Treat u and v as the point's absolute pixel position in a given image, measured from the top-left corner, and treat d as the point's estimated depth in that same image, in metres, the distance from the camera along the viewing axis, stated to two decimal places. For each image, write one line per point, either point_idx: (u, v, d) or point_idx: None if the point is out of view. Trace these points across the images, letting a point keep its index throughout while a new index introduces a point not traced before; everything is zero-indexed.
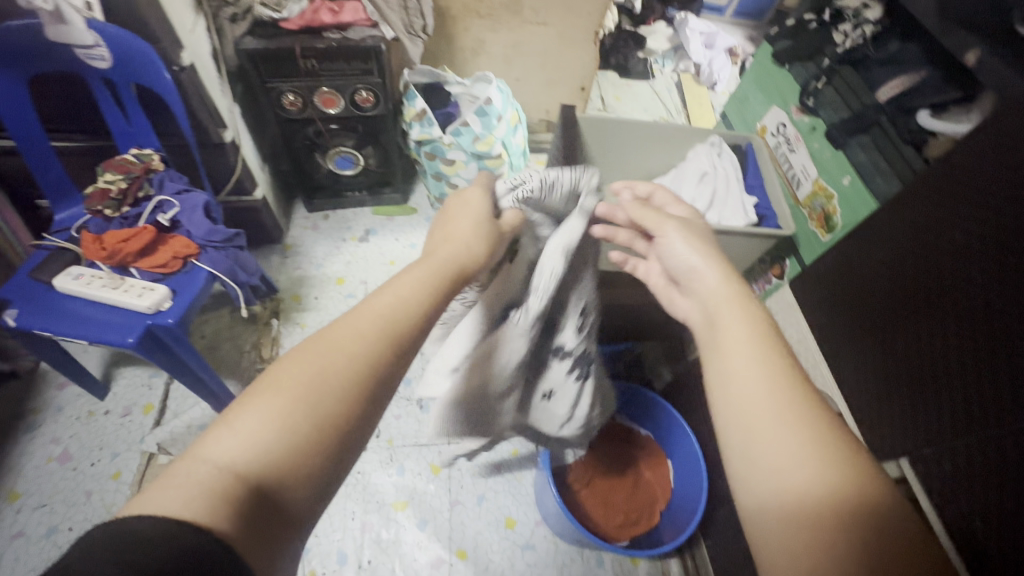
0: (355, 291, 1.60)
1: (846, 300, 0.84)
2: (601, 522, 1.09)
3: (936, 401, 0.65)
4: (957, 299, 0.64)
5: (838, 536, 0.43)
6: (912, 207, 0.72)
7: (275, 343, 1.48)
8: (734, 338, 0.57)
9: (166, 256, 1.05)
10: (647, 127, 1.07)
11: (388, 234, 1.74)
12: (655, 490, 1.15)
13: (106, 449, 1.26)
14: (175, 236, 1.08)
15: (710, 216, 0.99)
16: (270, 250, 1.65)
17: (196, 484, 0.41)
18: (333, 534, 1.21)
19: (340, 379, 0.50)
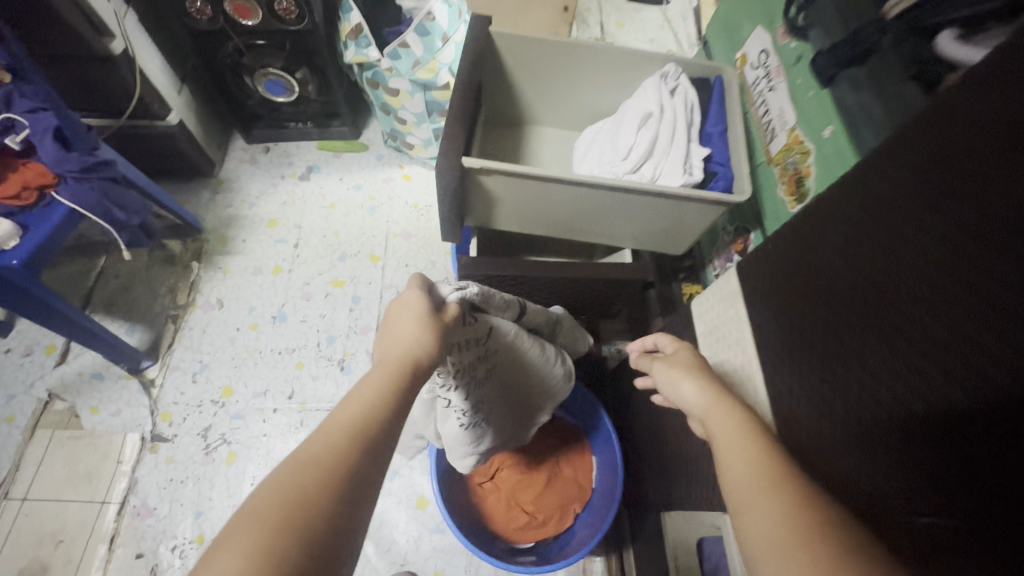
0: (287, 235, 1.45)
1: (784, 301, 0.56)
2: (502, 523, 0.98)
3: (879, 468, 0.40)
4: (927, 341, 0.36)
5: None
6: (872, 160, 0.42)
7: (193, 288, 1.36)
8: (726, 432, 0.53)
9: (13, 187, 0.90)
10: (585, 52, 0.83)
11: (332, 173, 1.56)
12: (571, 490, 1.02)
13: (3, 390, 1.19)
14: (29, 165, 0.93)
15: (646, 171, 0.77)
16: (201, 185, 1.50)
17: None
18: (229, 499, 1.14)
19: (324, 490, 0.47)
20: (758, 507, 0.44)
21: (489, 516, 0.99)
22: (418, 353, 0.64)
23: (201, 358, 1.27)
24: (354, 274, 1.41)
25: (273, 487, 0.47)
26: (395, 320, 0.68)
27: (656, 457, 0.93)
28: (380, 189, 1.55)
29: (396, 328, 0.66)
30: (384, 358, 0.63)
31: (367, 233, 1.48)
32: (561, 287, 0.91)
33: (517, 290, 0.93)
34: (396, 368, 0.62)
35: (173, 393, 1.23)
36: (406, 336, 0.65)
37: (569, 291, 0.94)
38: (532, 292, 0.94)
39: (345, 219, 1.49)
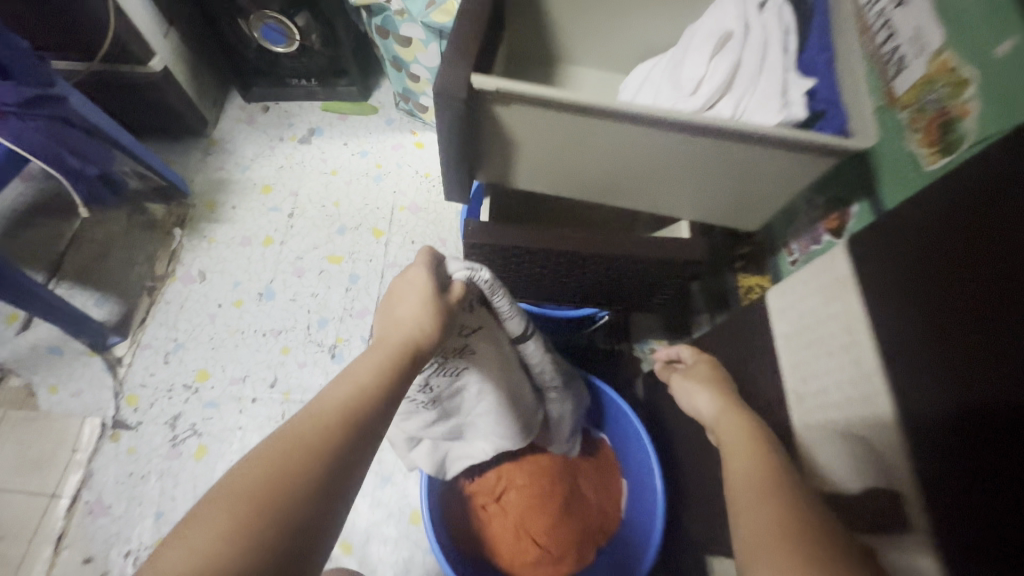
0: (282, 203, 1.29)
1: (933, 295, 0.41)
2: (508, 557, 0.82)
3: None
4: None
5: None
6: None
7: (174, 257, 1.21)
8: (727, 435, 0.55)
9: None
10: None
11: (336, 137, 1.39)
12: (599, 512, 0.84)
13: None
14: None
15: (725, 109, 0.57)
16: (191, 145, 1.35)
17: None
18: (196, 499, 0.99)
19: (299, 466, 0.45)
20: (753, 512, 0.45)
21: (502, 552, 0.82)
22: (417, 338, 0.57)
23: (176, 336, 1.12)
24: (353, 249, 1.24)
25: (255, 464, 0.45)
26: (394, 299, 0.60)
27: (705, 489, 0.73)
28: (387, 155, 1.38)
29: (396, 308, 0.59)
30: (381, 337, 0.57)
31: (370, 205, 1.30)
32: (596, 269, 0.71)
33: (539, 271, 0.73)
34: (395, 348, 0.55)
35: (141, 375, 1.08)
36: (405, 320, 0.57)
37: (605, 275, 0.74)
38: (557, 273, 0.74)
39: (347, 188, 1.32)
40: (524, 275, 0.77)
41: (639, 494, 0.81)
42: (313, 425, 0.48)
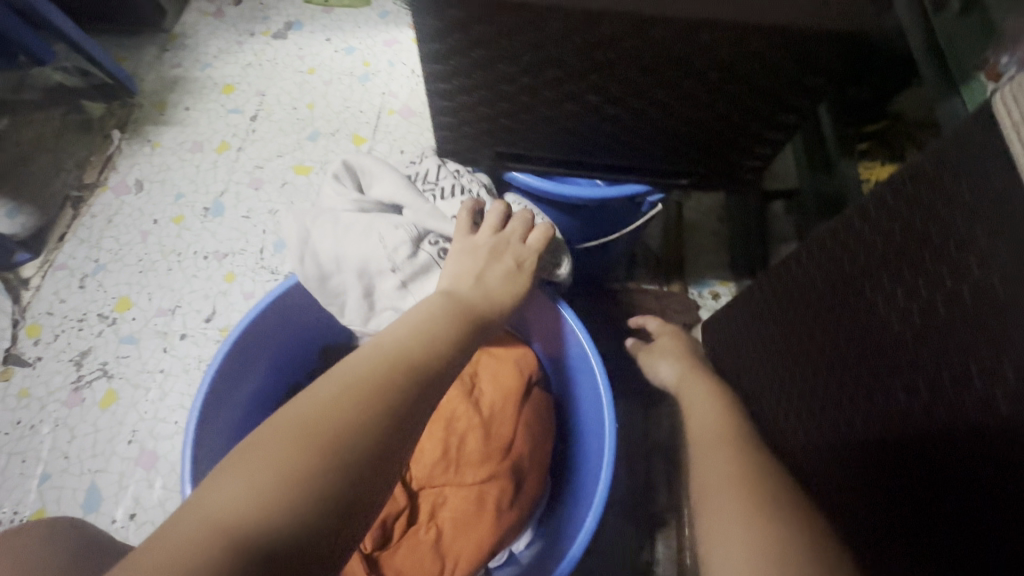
0: (245, 105, 1.04)
1: None
2: (410, 536, 0.50)
3: None
4: None
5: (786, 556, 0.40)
6: None
7: (108, 164, 0.97)
8: (706, 413, 0.57)
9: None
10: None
11: (317, 31, 1.13)
12: (509, 397, 0.57)
13: None
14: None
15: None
16: (148, 40, 1.12)
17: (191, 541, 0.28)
18: (93, 460, 0.74)
19: (364, 401, 0.37)
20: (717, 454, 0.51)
21: (472, 568, 0.49)
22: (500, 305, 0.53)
23: (97, 257, 0.89)
24: (326, 158, 0.98)
25: (331, 395, 0.37)
26: (467, 252, 0.56)
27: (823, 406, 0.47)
28: (378, 51, 1.10)
29: (481, 271, 0.54)
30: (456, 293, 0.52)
31: (352, 107, 1.03)
32: (687, 67, 0.42)
33: (576, 72, 0.44)
34: (471, 306, 0.51)
35: (48, 301, 0.85)
36: (488, 288, 0.53)
37: (695, 93, 0.45)
38: (608, 84, 0.44)
39: (326, 87, 1.06)
40: (531, 107, 0.48)
41: (587, 381, 0.57)
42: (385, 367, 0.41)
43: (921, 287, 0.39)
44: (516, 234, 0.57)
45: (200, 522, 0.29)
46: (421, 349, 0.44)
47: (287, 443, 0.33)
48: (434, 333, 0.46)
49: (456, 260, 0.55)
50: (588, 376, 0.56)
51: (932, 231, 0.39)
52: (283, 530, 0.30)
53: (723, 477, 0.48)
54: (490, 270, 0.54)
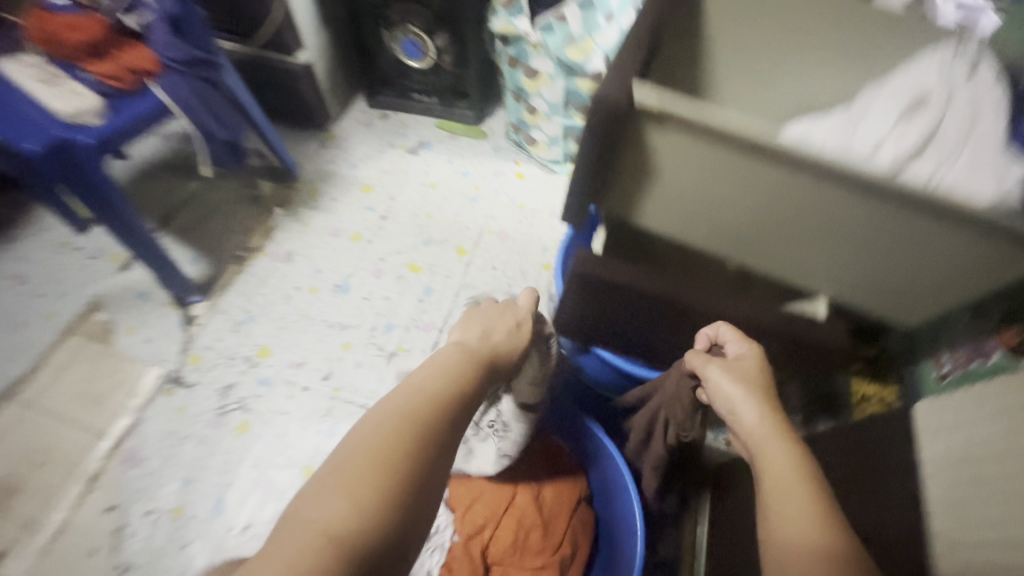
0: (377, 204, 1.32)
1: None
2: None
3: None
4: None
5: None
6: None
7: (269, 234, 1.25)
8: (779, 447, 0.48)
9: (76, 40, 0.81)
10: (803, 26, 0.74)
11: (443, 153, 1.42)
12: (558, 504, 0.77)
13: (58, 286, 1.14)
14: (97, 20, 0.83)
15: (929, 158, 0.52)
16: (310, 136, 1.42)
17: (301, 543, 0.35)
18: (225, 474, 0.96)
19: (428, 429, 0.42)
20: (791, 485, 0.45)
21: None
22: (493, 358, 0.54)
23: (250, 309, 1.14)
24: (434, 262, 1.23)
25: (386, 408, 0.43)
26: (478, 325, 0.58)
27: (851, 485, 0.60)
28: (487, 180, 1.38)
29: (490, 332, 0.57)
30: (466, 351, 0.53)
31: (461, 223, 1.29)
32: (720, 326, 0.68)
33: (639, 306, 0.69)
34: (469, 360, 0.52)
35: (210, 338, 1.10)
36: (495, 345, 0.56)
37: None
38: (660, 316, 0.70)
39: (442, 203, 1.33)
40: (608, 312, 0.73)
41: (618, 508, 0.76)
42: (431, 390, 0.46)
43: (864, 504, 0.57)
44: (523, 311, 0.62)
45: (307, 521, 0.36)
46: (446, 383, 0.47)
47: (364, 481, 0.38)
48: (459, 374, 0.49)
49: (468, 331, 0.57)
50: (617, 500, 0.77)
51: (863, 452, 0.61)
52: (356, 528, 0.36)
53: (802, 511, 0.43)
54: (494, 335, 0.57)
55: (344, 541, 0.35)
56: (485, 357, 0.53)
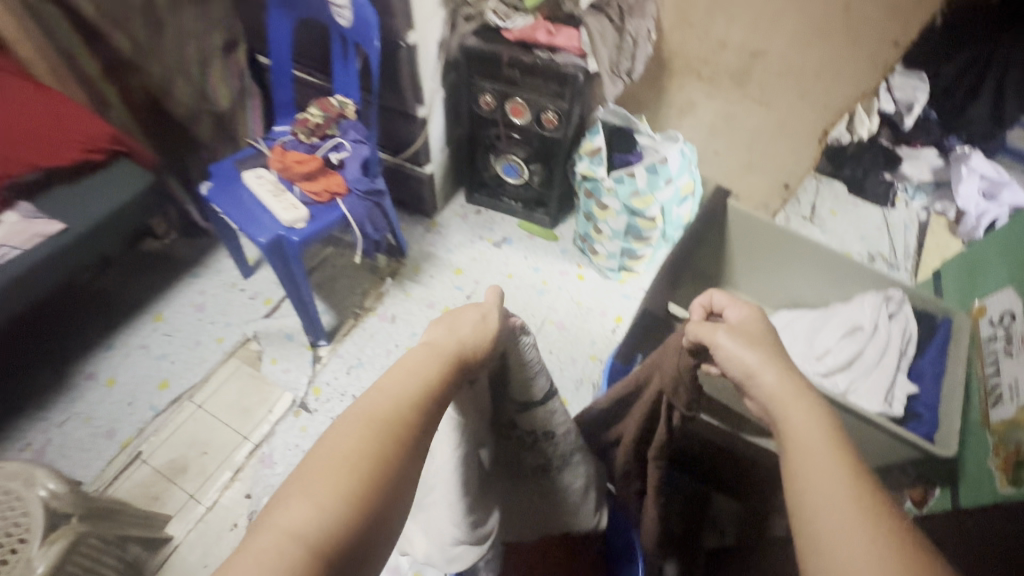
0: (465, 285, 1.66)
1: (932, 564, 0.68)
2: None
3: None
4: None
5: None
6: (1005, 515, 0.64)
7: (380, 298, 1.60)
8: (811, 429, 0.52)
9: (299, 170, 1.21)
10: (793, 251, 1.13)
11: (521, 249, 1.76)
12: None
13: (226, 317, 1.52)
14: (314, 156, 1.23)
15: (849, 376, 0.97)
16: (418, 221, 1.79)
17: (273, 551, 0.39)
18: None
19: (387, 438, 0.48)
20: (822, 469, 0.48)
21: None
22: (465, 357, 0.59)
23: (361, 357, 1.48)
24: None
25: (354, 421, 0.48)
26: (451, 328, 0.62)
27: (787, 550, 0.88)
28: (554, 277, 1.70)
29: (457, 328, 0.62)
30: (437, 350, 0.58)
31: (529, 311, 1.61)
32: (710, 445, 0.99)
33: None
34: (440, 360, 0.57)
35: (331, 375, 1.43)
36: (464, 339, 0.61)
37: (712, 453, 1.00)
38: None
39: (515, 291, 1.65)
40: None
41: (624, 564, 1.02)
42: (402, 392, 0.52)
43: None
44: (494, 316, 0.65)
45: (279, 529, 0.41)
46: (416, 388, 0.53)
47: (332, 495, 0.43)
48: (428, 376, 0.54)
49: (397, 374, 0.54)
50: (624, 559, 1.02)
51: None
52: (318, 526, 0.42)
53: (836, 494, 0.46)
54: (468, 334, 0.62)
55: (310, 540, 0.41)
56: (454, 355, 0.58)
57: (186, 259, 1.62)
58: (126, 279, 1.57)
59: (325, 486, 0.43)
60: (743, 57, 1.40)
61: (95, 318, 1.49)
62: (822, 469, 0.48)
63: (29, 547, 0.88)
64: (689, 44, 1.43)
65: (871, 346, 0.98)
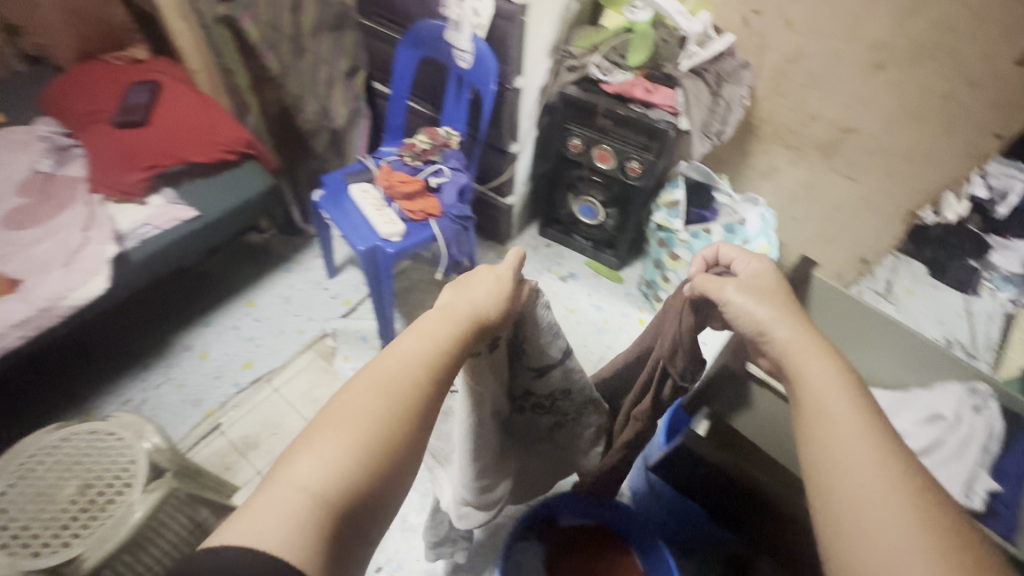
0: None
1: None
2: None
3: None
4: None
5: (925, 518, 0.42)
6: None
7: None
8: (827, 372, 0.54)
9: (402, 189, 1.33)
10: (875, 328, 1.12)
11: (586, 286, 1.81)
12: None
13: (308, 312, 1.65)
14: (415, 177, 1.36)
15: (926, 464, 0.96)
16: (491, 247, 1.89)
17: (289, 502, 0.42)
18: None
19: (398, 401, 0.49)
20: (840, 406, 0.50)
21: None
22: (482, 318, 0.60)
23: None
24: None
25: (368, 383, 0.49)
26: (463, 288, 0.62)
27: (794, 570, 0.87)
28: (615, 317, 1.74)
29: (471, 291, 0.62)
30: (452, 309, 0.59)
31: (588, 347, 1.65)
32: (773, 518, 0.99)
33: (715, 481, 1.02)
34: (457, 320, 0.58)
35: None
36: (479, 300, 0.61)
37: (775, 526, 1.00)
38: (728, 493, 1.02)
39: (576, 325, 1.70)
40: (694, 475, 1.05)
41: None
42: (419, 356, 0.53)
43: None
44: (510, 274, 0.65)
45: (296, 482, 0.43)
46: (429, 352, 0.53)
47: (349, 453, 0.45)
48: (441, 338, 0.55)
49: (415, 334, 0.55)
50: None
51: None
52: (334, 481, 0.43)
53: (848, 429, 0.48)
54: (482, 295, 0.62)
55: (322, 493, 0.43)
56: (468, 319, 0.59)
57: (281, 255, 1.78)
58: (228, 265, 1.74)
59: (334, 442, 0.45)
60: (833, 132, 1.43)
61: (198, 296, 1.66)
62: (840, 406, 0.50)
63: (131, 491, 0.98)
64: (780, 113, 1.48)
65: (952, 437, 0.97)
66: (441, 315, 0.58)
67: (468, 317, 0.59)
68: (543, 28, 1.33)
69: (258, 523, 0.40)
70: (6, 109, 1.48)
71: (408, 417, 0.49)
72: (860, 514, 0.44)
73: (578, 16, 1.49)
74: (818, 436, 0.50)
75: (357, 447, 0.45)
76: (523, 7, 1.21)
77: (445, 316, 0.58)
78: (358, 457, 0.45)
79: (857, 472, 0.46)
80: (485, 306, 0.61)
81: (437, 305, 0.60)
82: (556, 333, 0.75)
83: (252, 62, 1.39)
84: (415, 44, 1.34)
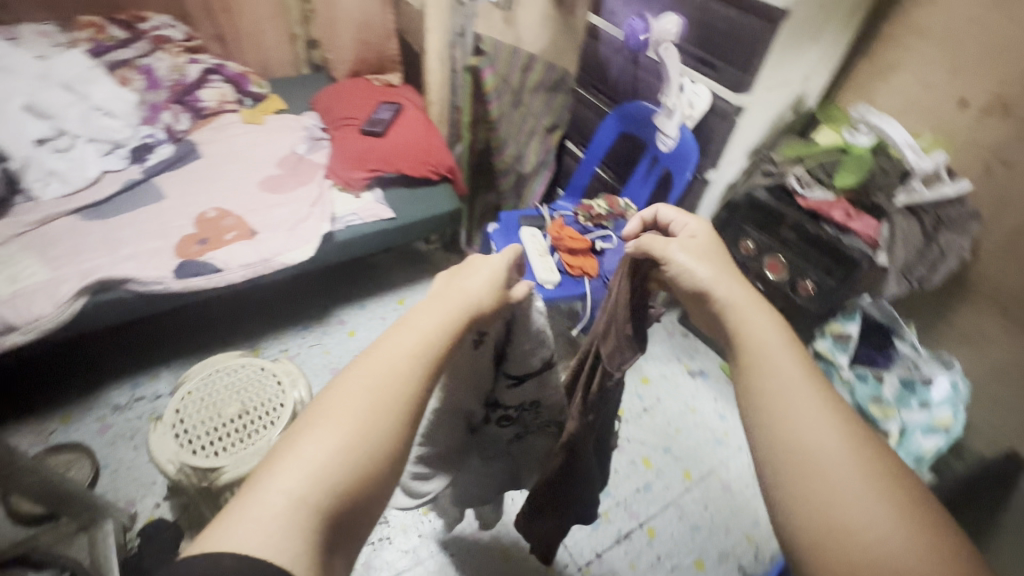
0: (646, 396, 1.66)
1: None
2: None
3: None
4: None
5: (861, 454, 0.40)
6: None
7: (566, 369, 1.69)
8: (768, 327, 0.48)
9: (569, 244, 1.40)
10: None
11: (712, 389, 1.71)
12: None
13: None
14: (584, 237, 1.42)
15: None
16: None
17: (274, 515, 0.34)
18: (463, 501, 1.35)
19: (390, 410, 0.40)
20: (780, 361, 0.45)
21: None
22: (478, 310, 0.52)
23: None
24: (663, 469, 1.49)
25: (359, 385, 0.41)
26: (458, 280, 0.54)
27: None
28: (737, 433, 1.60)
29: (465, 279, 0.53)
30: (444, 297, 0.50)
31: (698, 455, 1.53)
32: None
33: None
34: (451, 312, 0.49)
35: None
36: (472, 290, 0.52)
37: None
38: None
39: (691, 426, 1.60)
40: None
41: None
42: (409, 354, 0.44)
43: None
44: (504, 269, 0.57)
45: (277, 500, 0.35)
46: (420, 347, 0.45)
47: (336, 464, 0.37)
48: (433, 335, 0.46)
49: (411, 328, 0.46)
50: None
51: None
52: (324, 497, 0.36)
53: (788, 379, 0.44)
54: (474, 286, 0.53)
55: (312, 503, 0.35)
56: (466, 310, 0.50)
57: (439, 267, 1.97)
58: (394, 262, 1.97)
59: (318, 439, 0.38)
60: None
61: (362, 282, 1.89)
62: (782, 358, 0.46)
63: (272, 430, 1.14)
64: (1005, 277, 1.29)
65: None
66: (434, 308, 0.49)
67: (464, 310, 0.50)
68: (751, 131, 1.35)
69: (234, 540, 0.33)
70: (288, 100, 1.89)
71: (407, 430, 0.41)
72: (804, 458, 0.40)
73: (788, 127, 1.49)
74: (762, 396, 0.44)
75: (355, 459, 0.38)
76: (741, 109, 1.25)
77: (444, 312, 0.49)
78: (354, 471, 0.37)
79: (802, 425, 0.41)
80: (483, 298, 0.52)
81: (424, 299, 0.51)
82: (542, 342, 0.68)
83: (477, 104, 1.60)
84: (622, 119, 1.44)
